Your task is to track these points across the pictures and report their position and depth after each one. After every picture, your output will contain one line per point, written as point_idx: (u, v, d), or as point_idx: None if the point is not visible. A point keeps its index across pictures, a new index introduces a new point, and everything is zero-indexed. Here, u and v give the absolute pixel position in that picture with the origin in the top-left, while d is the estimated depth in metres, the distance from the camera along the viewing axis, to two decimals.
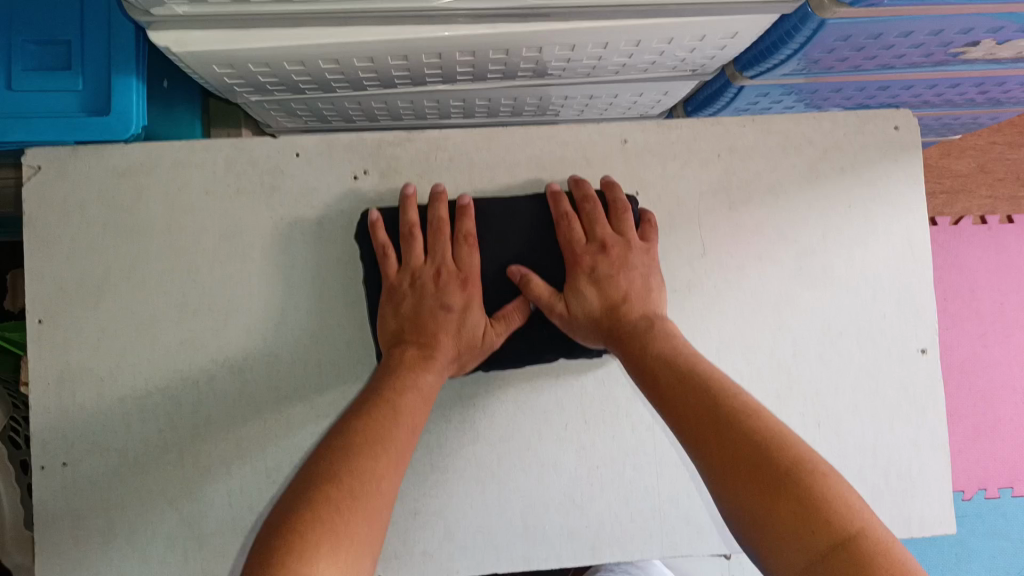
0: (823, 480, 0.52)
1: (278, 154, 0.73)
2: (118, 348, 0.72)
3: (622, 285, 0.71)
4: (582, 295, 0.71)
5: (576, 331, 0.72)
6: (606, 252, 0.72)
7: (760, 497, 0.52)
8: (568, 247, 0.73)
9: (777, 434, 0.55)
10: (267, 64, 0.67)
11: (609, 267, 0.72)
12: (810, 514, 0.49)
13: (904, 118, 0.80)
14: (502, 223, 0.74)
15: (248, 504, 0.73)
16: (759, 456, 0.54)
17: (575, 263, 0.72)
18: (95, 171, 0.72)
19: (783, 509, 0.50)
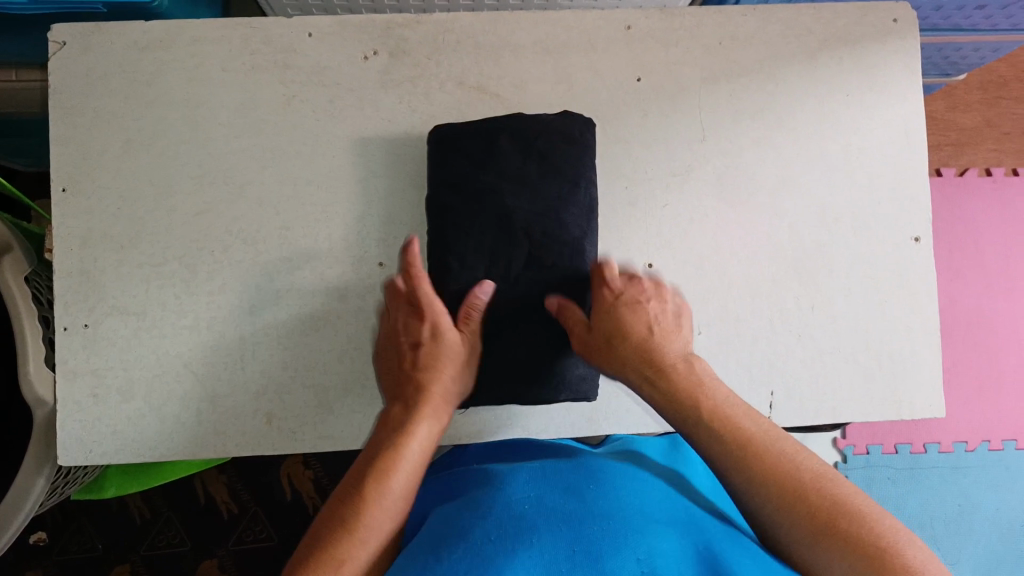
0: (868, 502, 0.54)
1: (292, 33, 0.77)
2: (139, 216, 0.76)
3: (659, 332, 0.72)
4: (608, 317, 0.71)
5: (592, 354, 0.71)
6: (638, 291, 0.74)
7: (815, 526, 0.52)
8: (600, 280, 0.72)
9: (827, 474, 0.56)
10: None
11: (643, 308, 0.72)
12: (864, 535, 0.50)
13: (903, 11, 0.82)
14: (545, 146, 0.72)
15: (258, 368, 0.76)
16: (818, 491, 0.54)
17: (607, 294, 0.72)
18: (118, 46, 0.76)
19: (842, 533, 0.51)
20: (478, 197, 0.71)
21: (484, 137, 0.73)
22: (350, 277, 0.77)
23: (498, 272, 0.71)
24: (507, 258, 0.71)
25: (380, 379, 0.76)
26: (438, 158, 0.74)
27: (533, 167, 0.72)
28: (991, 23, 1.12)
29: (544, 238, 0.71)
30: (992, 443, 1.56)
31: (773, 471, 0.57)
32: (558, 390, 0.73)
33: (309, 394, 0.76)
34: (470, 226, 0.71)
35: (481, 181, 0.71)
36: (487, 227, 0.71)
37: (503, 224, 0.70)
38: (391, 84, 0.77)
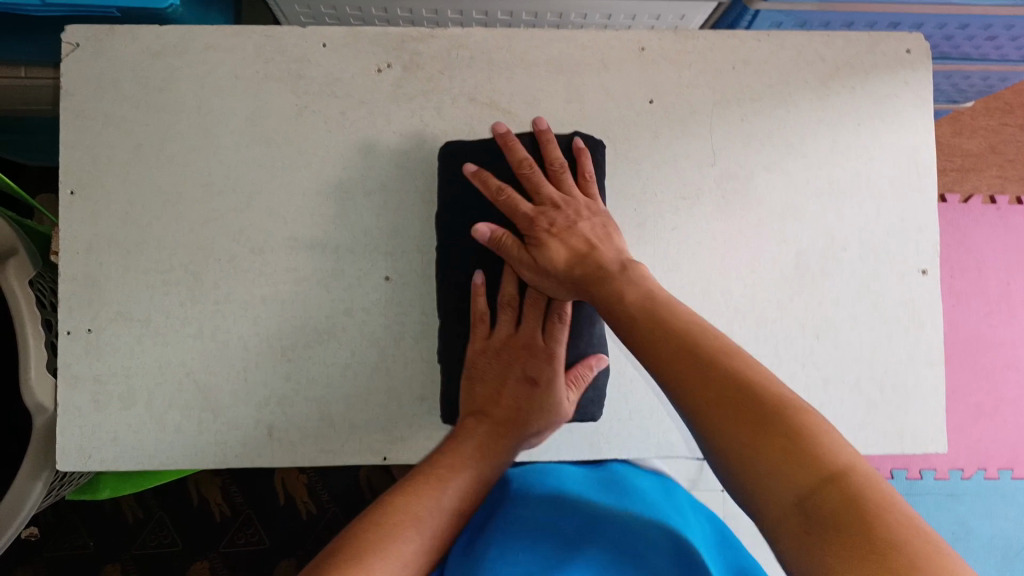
0: (814, 420, 0.46)
1: (305, 43, 0.77)
2: (146, 222, 0.76)
3: (579, 240, 0.67)
4: (546, 251, 0.67)
5: (546, 286, 0.68)
6: (559, 209, 0.69)
7: (743, 450, 0.46)
8: (519, 211, 0.69)
9: (765, 382, 0.49)
10: None
11: (565, 221, 0.69)
12: (794, 456, 0.44)
13: (915, 42, 0.82)
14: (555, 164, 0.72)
15: (261, 380, 0.76)
16: (748, 407, 0.47)
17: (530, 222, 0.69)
18: (131, 51, 0.76)
19: (775, 448, 0.45)
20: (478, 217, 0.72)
21: (490, 158, 0.74)
22: (356, 290, 0.76)
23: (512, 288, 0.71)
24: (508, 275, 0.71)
25: (383, 394, 0.76)
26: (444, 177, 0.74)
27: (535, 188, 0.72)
28: (1001, 53, 1.12)
29: None
30: (987, 471, 1.56)
31: (706, 391, 0.50)
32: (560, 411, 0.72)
33: (311, 407, 0.76)
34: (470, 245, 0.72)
35: (482, 201, 0.73)
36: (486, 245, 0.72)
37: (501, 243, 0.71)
38: (404, 98, 0.77)
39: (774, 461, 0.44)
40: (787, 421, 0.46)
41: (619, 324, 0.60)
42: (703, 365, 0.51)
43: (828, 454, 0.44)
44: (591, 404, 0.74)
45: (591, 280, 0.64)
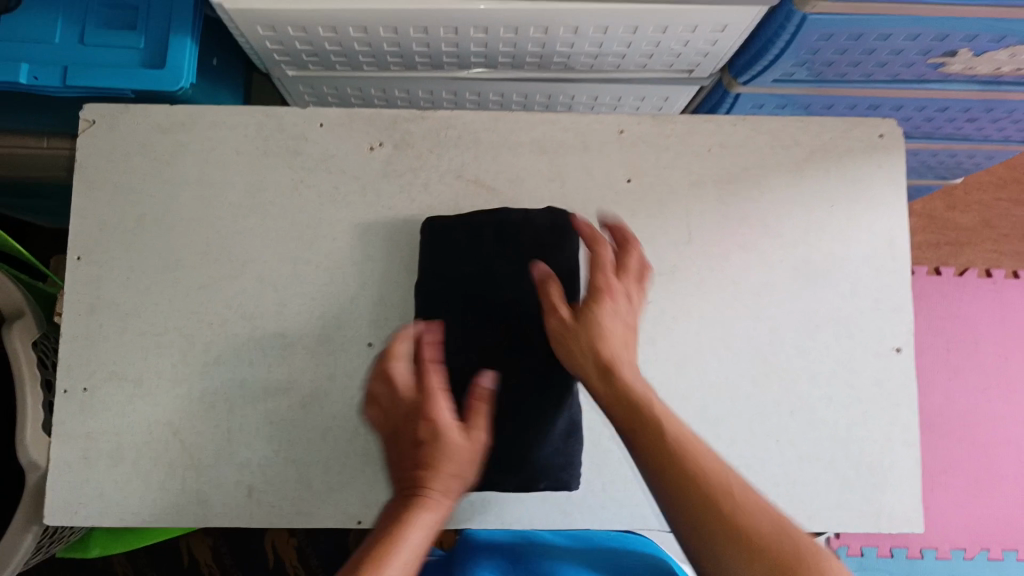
0: (768, 511, 0.53)
1: (304, 122, 0.82)
2: (144, 287, 0.80)
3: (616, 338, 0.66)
4: (590, 319, 0.66)
5: (567, 342, 0.66)
6: (615, 291, 0.68)
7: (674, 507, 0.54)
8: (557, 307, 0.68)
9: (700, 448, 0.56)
10: (304, 28, 0.79)
11: (617, 303, 0.67)
12: (755, 545, 0.51)
13: (889, 126, 0.85)
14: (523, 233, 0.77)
15: (245, 441, 0.78)
16: (688, 473, 0.55)
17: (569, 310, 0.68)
18: (141, 126, 0.81)
19: (737, 533, 0.51)
20: (462, 289, 0.76)
21: (473, 229, 0.78)
22: (340, 356, 0.80)
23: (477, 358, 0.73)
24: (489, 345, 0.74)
25: (362, 458, 0.78)
26: (427, 249, 0.79)
27: (517, 262, 0.76)
28: (983, 134, 1.15)
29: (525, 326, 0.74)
30: (991, 552, 1.53)
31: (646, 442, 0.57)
32: (535, 479, 0.73)
33: (291, 469, 0.78)
34: (450, 317, 0.75)
35: (463, 273, 0.76)
36: (468, 315, 0.75)
37: (484, 314, 0.75)
38: (394, 174, 0.81)
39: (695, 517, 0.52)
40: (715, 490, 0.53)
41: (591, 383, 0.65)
42: (648, 424, 0.58)
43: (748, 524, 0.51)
44: (569, 473, 0.74)
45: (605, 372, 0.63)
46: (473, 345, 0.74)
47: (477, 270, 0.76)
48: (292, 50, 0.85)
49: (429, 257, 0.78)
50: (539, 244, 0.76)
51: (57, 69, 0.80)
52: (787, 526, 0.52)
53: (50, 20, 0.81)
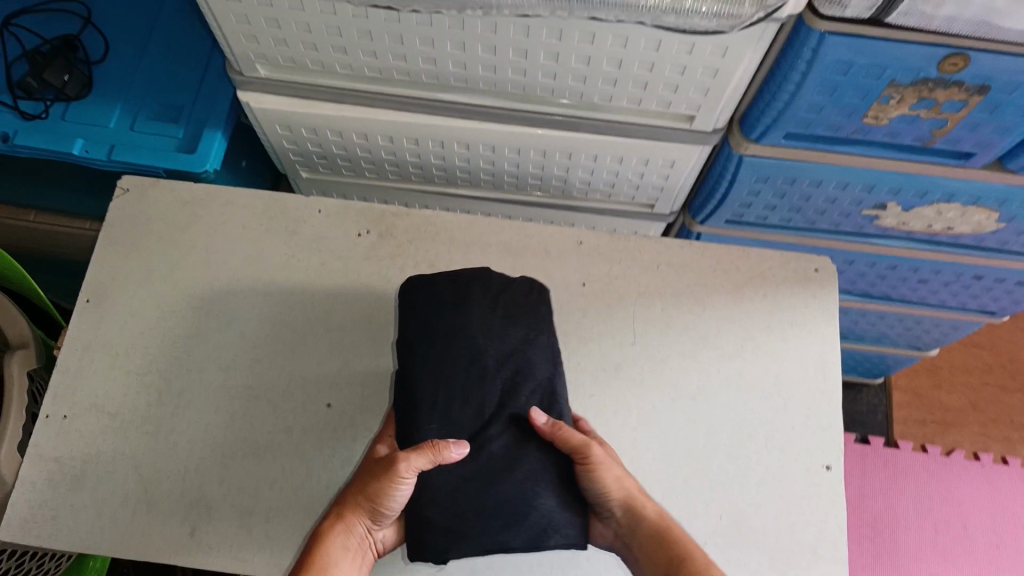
0: None
1: (305, 208, 0.95)
2: (139, 331, 0.89)
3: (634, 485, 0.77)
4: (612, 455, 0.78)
5: (608, 476, 0.74)
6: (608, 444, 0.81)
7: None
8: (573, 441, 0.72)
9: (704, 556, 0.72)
10: (315, 130, 0.94)
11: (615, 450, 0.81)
12: None
13: (823, 263, 0.95)
14: (501, 289, 0.79)
15: (198, 481, 0.83)
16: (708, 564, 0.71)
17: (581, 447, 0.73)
18: (167, 197, 0.95)
19: None
20: (451, 340, 0.74)
21: (456, 284, 0.78)
22: (300, 412, 0.86)
23: (467, 413, 0.73)
24: (484, 399, 0.73)
25: (305, 513, 0.82)
26: (407, 301, 0.78)
27: (500, 317, 0.77)
28: (939, 297, 1.22)
29: (511, 380, 0.75)
30: None
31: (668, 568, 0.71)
32: (544, 535, 0.70)
33: (235, 514, 0.82)
34: (441, 371, 0.73)
35: (443, 319, 0.76)
36: (462, 368, 0.73)
37: (476, 366, 0.74)
38: (375, 258, 0.92)
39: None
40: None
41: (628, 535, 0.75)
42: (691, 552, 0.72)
43: None
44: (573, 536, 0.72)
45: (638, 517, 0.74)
46: (469, 399, 0.73)
47: (462, 323, 0.75)
48: (304, 153, 1.00)
49: (405, 312, 0.78)
50: (519, 303, 0.79)
51: (105, 146, 0.98)
52: None
53: (109, 110, 1.00)
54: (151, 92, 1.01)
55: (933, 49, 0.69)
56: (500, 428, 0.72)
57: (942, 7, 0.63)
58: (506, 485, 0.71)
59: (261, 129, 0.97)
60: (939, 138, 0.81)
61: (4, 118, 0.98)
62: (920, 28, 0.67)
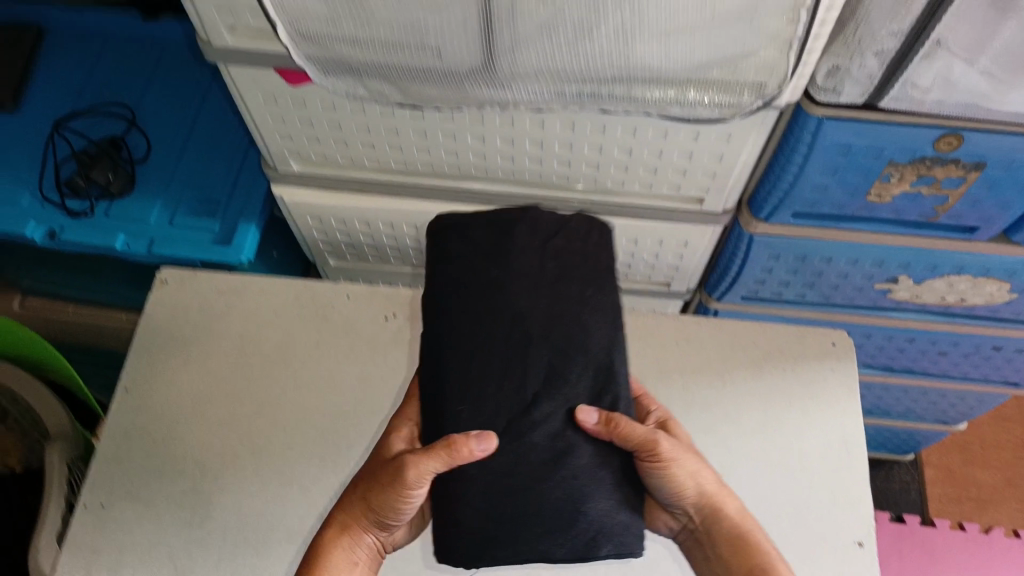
0: None
1: (334, 294, 0.99)
2: (174, 417, 0.92)
3: (707, 481, 0.74)
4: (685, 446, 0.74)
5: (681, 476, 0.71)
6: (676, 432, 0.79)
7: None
8: (632, 438, 0.65)
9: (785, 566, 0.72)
10: (344, 219, 1.00)
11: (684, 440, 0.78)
12: None
13: (840, 336, 0.97)
14: (547, 236, 0.71)
15: (229, 567, 0.84)
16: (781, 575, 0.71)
17: (648, 447, 0.67)
18: (204, 288, 1.00)
19: None
20: (488, 295, 0.68)
21: (495, 232, 0.70)
22: (329, 494, 0.87)
23: (507, 390, 0.66)
24: (525, 371, 0.66)
25: None
26: (443, 250, 0.71)
27: (549, 272, 0.69)
28: (960, 370, 1.22)
29: (563, 345, 0.67)
30: None
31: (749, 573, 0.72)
32: (593, 545, 0.64)
33: None
34: (477, 339, 0.67)
35: (486, 273, 0.68)
36: (500, 331, 0.67)
37: (513, 330, 0.67)
38: (401, 341, 0.96)
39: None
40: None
41: (708, 529, 0.75)
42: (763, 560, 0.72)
43: None
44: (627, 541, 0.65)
45: (718, 518, 0.74)
46: (508, 372, 0.66)
47: (504, 280, 0.68)
48: (331, 242, 1.06)
49: (438, 267, 0.71)
50: (568, 261, 0.70)
51: (145, 239, 1.04)
52: None
53: (150, 206, 1.06)
54: (190, 188, 1.08)
55: (927, 132, 0.73)
56: (543, 413, 0.66)
57: (930, 92, 0.68)
58: (553, 484, 0.64)
59: (293, 221, 1.02)
60: (941, 214, 0.84)
61: (53, 216, 1.05)
62: (912, 112, 0.71)
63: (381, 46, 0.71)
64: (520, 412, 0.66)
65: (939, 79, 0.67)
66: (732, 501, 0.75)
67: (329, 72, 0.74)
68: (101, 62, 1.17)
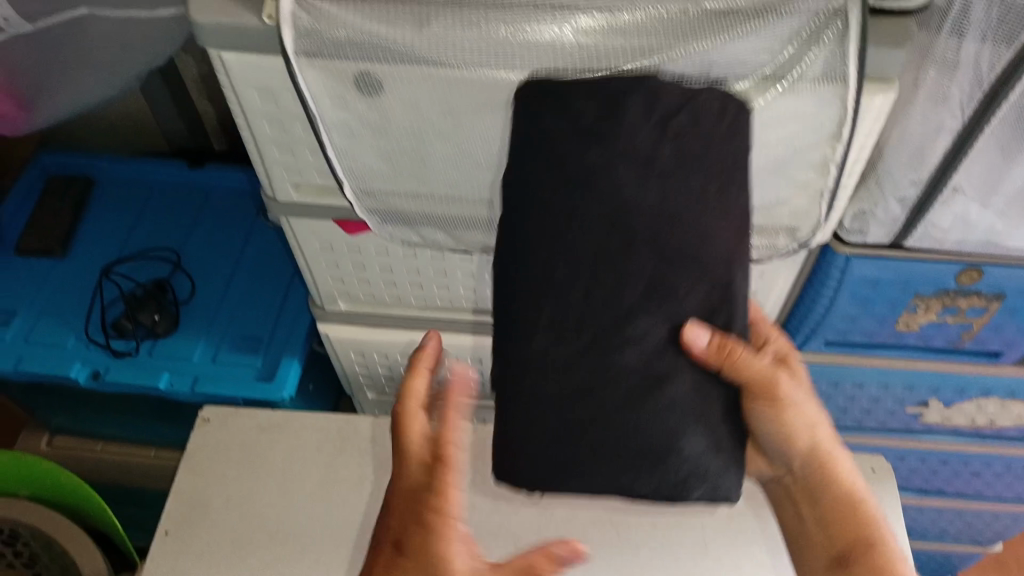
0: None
1: (376, 429, 1.00)
2: (216, 561, 0.91)
3: (819, 432, 0.71)
4: (796, 379, 0.67)
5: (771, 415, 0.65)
6: (788, 361, 0.68)
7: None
8: (741, 371, 0.56)
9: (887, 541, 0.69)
10: (387, 354, 1.03)
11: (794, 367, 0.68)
12: None
13: (878, 462, 0.98)
14: (648, 105, 0.58)
15: None
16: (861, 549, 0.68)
17: (761, 385, 0.62)
18: (247, 425, 1.01)
19: None
20: (588, 181, 0.56)
21: (604, 106, 0.58)
22: None
23: (600, 294, 0.55)
24: (620, 275, 0.55)
25: None
26: (530, 118, 0.60)
27: (666, 159, 0.57)
28: (993, 490, 1.22)
29: (676, 253, 0.55)
30: None
31: (846, 548, 0.69)
32: (687, 487, 0.56)
33: None
34: (559, 241, 0.56)
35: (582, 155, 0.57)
36: (599, 223, 0.56)
37: (609, 215, 0.56)
38: None
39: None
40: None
41: (808, 484, 0.72)
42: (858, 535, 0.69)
43: None
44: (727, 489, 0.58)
45: (822, 468, 0.71)
46: (584, 272, 0.55)
47: (610, 167, 0.56)
48: (372, 374, 1.08)
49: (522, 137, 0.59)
50: (692, 158, 0.57)
51: (189, 377, 1.06)
52: None
53: (194, 345, 1.09)
54: (234, 325, 1.11)
55: (949, 266, 0.78)
56: (640, 329, 0.55)
57: (951, 232, 0.74)
58: (648, 411, 0.54)
59: (336, 358, 1.05)
60: (967, 340, 0.88)
61: (98, 357, 1.07)
62: (935, 249, 0.77)
63: (437, 198, 0.77)
64: (613, 328, 0.55)
65: (958, 220, 0.72)
66: (839, 462, 0.72)
67: (385, 220, 0.80)
68: (148, 208, 1.22)
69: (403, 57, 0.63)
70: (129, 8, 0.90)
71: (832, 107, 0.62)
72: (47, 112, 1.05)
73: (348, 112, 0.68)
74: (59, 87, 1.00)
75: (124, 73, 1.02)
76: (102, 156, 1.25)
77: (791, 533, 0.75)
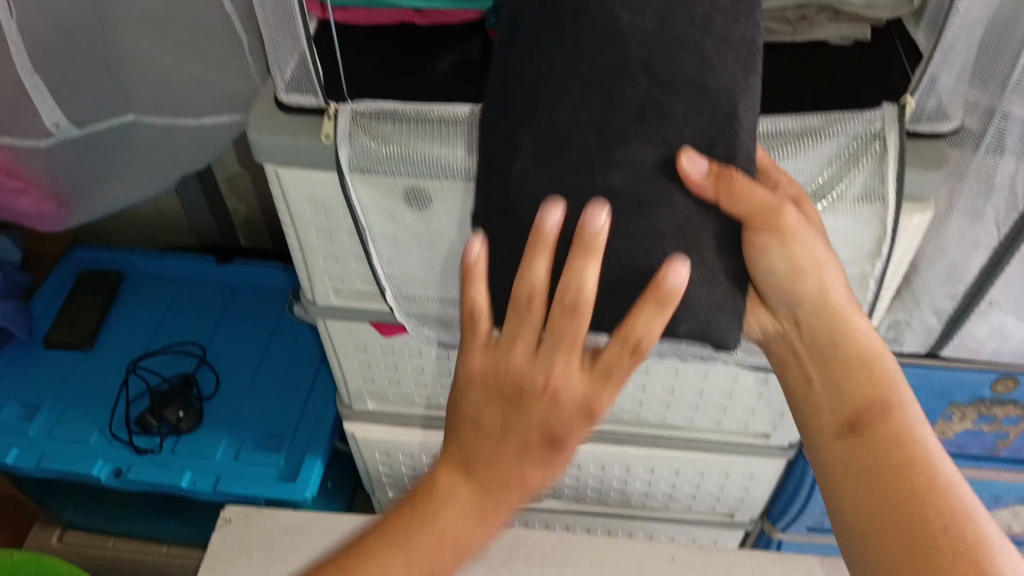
0: (929, 474, 0.55)
1: None
2: None
3: (831, 289, 0.61)
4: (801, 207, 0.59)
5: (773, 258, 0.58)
6: (800, 203, 0.60)
7: (911, 533, 0.53)
8: (739, 201, 0.54)
9: (928, 440, 0.57)
10: (414, 454, 1.02)
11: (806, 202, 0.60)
12: (922, 526, 0.53)
13: None
14: None
15: None
16: (876, 409, 0.58)
17: (758, 217, 0.56)
18: (268, 526, 0.99)
19: (912, 482, 0.55)
20: (581, 12, 0.53)
21: None
22: None
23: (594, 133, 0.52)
24: (617, 102, 0.52)
25: None
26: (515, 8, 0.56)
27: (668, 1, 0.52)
28: None
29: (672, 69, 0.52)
30: None
31: (883, 458, 0.57)
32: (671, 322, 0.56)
33: None
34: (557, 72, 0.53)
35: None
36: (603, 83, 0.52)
37: (611, 52, 0.52)
38: None
39: (896, 507, 0.55)
40: (954, 520, 0.53)
41: (816, 337, 0.62)
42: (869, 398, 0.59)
43: (944, 516, 0.53)
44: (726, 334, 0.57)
45: (841, 343, 0.61)
46: (591, 102, 0.52)
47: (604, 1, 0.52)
48: (409, 479, 1.06)
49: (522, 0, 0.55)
50: None
51: (212, 476, 1.04)
52: (947, 504, 0.54)
53: (218, 441, 1.08)
54: (259, 422, 1.11)
55: (983, 374, 0.79)
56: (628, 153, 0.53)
57: (986, 342, 0.76)
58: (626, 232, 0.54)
59: (370, 458, 1.04)
60: (1002, 449, 0.87)
61: (122, 455, 1.05)
62: (969, 359, 0.78)
63: None
64: (613, 76, 0.52)
65: (994, 332, 0.74)
66: (885, 365, 0.60)
67: (421, 326, 0.79)
68: (176, 303, 1.23)
69: (449, 174, 0.65)
70: (172, 114, 0.91)
71: (870, 226, 0.64)
72: (89, 212, 1.00)
73: (395, 224, 0.70)
74: (102, 185, 0.97)
75: (169, 174, 0.98)
76: (134, 252, 1.27)
77: (795, 400, 0.64)
